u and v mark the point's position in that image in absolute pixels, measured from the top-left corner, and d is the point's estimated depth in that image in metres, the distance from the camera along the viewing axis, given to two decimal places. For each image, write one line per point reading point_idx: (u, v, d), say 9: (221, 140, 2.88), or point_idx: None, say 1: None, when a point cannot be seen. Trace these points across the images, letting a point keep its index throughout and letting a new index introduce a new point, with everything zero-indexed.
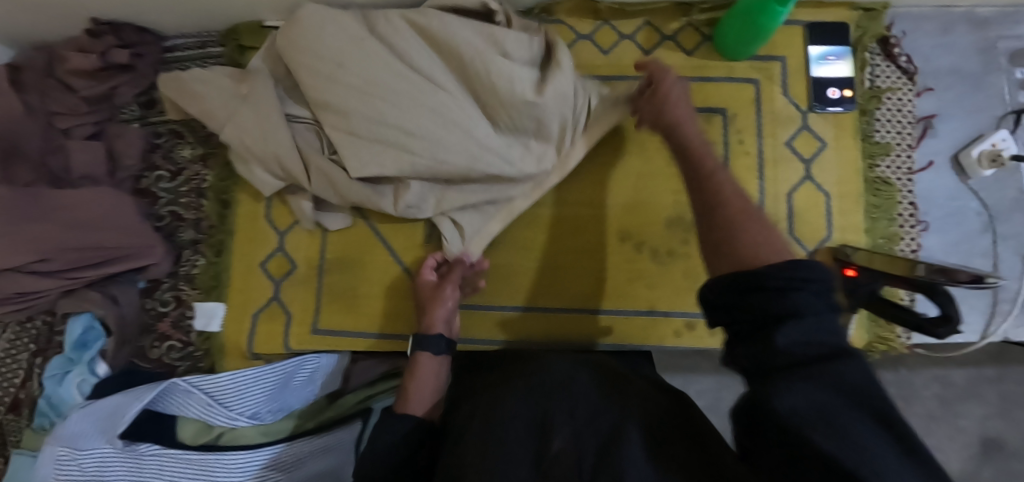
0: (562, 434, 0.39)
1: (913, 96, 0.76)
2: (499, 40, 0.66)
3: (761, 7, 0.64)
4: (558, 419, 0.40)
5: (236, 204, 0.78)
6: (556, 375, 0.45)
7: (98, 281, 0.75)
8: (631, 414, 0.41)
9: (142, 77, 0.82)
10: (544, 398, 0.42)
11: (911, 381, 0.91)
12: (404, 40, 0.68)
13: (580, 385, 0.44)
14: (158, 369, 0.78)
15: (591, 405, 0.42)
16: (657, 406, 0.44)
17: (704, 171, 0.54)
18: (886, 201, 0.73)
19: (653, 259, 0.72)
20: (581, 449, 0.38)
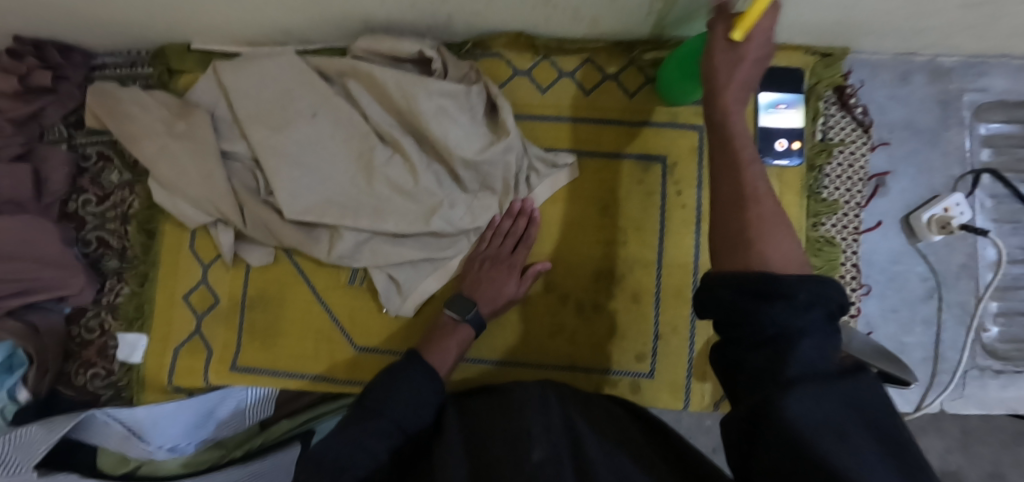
0: (541, 444, 0.41)
1: (866, 151, 0.71)
2: (441, 90, 0.66)
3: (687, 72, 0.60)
4: (534, 431, 0.43)
5: (161, 234, 0.76)
6: (520, 397, 0.50)
7: (18, 310, 0.74)
8: (592, 440, 0.45)
9: (66, 98, 0.79)
10: (517, 418, 0.46)
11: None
12: (355, 87, 0.69)
13: (550, 407, 0.48)
14: (82, 397, 0.77)
15: (562, 424, 0.46)
16: (611, 435, 0.47)
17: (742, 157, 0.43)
18: (828, 263, 0.69)
19: (579, 313, 0.70)
20: (561, 457, 0.40)
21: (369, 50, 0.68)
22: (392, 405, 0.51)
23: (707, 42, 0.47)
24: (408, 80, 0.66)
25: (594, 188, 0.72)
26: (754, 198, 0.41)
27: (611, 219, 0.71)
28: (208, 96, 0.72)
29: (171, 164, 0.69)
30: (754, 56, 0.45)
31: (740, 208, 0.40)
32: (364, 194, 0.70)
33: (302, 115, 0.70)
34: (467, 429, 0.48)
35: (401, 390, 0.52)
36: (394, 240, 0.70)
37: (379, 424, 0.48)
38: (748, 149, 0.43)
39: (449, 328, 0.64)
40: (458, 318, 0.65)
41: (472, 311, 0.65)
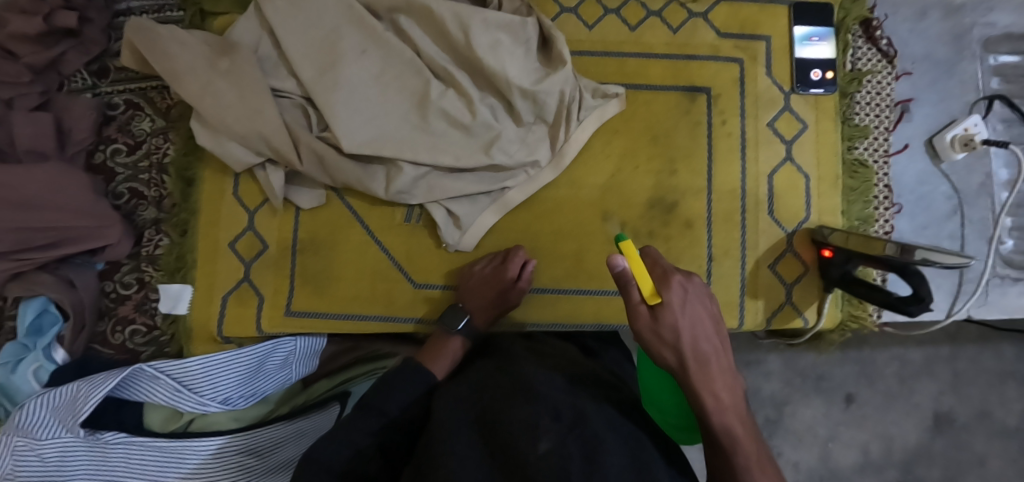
0: (549, 436, 0.38)
1: (891, 80, 0.76)
2: (496, 24, 0.67)
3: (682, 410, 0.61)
4: (544, 423, 0.40)
5: (200, 181, 0.73)
6: (534, 384, 0.47)
7: (49, 264, 0.71)
8: (601, 427, 0.42)
9: (89, 43, 0.76)
10: (524, 404, 0.43)
11: (874, 360, 0.94)
12: (406, 22, 0.69)
13: (563, 400, 0.45)
14: (121, 355, 0.74)
15: (572, 411, 0.43)
16: (615, 424, 0.45)
17: (712, 398, 0.46)
18: (863, 183, 0.74)
19: (634, 240, 0.72)
20: (566, 449, 0.37)
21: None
22: (385, 398, 0.52)
23: (624, 295, 0.48)
24: (466, 12, 0.66)
25: (642, 120, 0.74)
26: (737, 448, 0.44)
27: (660, 149, 0.73)
28: (249, 35, 0.70)
29: (216, 99, 0.67)
30: (678, 304, 0.47)
31: (727, 453, 0.45)
32: (418, 130, 0.69)
33: (350, 50, 0.69)
34: (472, 414, 0.45)
35: (398, 386, 0.53)
36: (452, 174, 0.70)
37: (371, 420, 0.50)
38: (717, 362, 0.47)
39: (443, 337, 0.66)
40: (451, 329, 0.66)
41: (465, 320, 0.67)
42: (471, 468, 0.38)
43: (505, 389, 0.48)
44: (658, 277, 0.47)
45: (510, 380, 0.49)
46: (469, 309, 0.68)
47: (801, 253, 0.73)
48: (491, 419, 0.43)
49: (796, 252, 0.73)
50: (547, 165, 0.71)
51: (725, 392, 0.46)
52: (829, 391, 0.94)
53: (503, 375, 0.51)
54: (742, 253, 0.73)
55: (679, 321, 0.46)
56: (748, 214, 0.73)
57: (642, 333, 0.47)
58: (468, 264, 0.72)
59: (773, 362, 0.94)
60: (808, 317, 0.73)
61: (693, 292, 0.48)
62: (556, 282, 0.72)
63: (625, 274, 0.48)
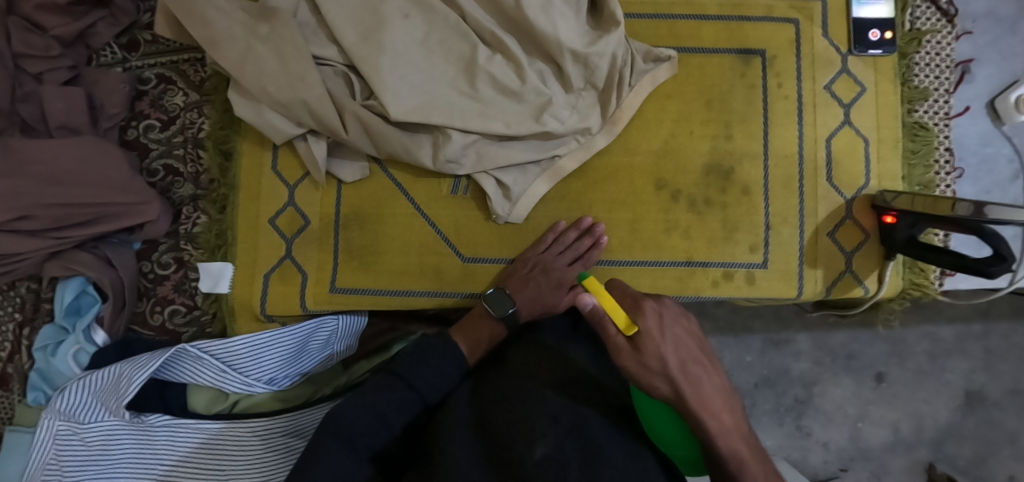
0: (545, 441, 0.42)
1: (952, 39, 0.73)
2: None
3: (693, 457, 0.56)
4: (541, 426, 0.44)
5: (239, 154, 0.71)
6: (533, 389, 0.50)
7: (88, 242, 0.69)
8: (598, 432, 0.46)
9: (120, 13, 0.73)
10: (525, 408, 0.47)
11: (904, 338, 0.91)
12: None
13: (557, 401, 0.48)
14: (161, 337, 0.72)
15: (570, 414, 0.46)
16: (611, 428, 0.47)
17: (715, 419, 0.43)
18: (924, 146, 0.72)
19: (689, 208, 0.70)
20: (563, 456, 0.41)
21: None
22: (417, 371, 0.51)
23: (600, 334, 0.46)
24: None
25: (692, 85, 0.71)
26: (742, 465, 0.42)
27: (714, 114, 0.71)
28: (287, 1, 0.67)
29: (259, 67, 0.64)
30: (657, 330, 0.44)
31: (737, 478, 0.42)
32: (465, 97, 0.67)
33: (395, 14, 0.66)
34: (470, 419, 0.47)
35: (427, 363, 0.52)
36: (502, 142, 0.67)
37: (399, 392, 0.50)
38: (712, 381, 0.45)
39: (483, 321, 0.63)
40: (496, 315, 0.62)
41: (512, 309, 0.62)
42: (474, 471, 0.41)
43: (500, 398, 0.49)
44: (630, 306, 0.45)
45: (510, 382, 0.52)
46: (516, 295, 0.64)
47: (861, 220, 0.71)
48: (490, 425, 0.46)
49: (856, 219, 0.71)
50: (599, 131, 0.69)
51: (724, 413, 0.44)
52: (858, 370, 0.92)
53: (502, 374, 0.54)
54: (800, 220, 0.70)
55: (661, 349, 0.43)
56: (805, 181, 0.70)
57: (628, 368, 0.44)
58: (522, 255, 0.69)
59: (802, 341, 0.92)
60: (868, 285, 0.71)
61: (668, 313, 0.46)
62: (616, 256, 0.70)
63: (594, 310, 0.46)
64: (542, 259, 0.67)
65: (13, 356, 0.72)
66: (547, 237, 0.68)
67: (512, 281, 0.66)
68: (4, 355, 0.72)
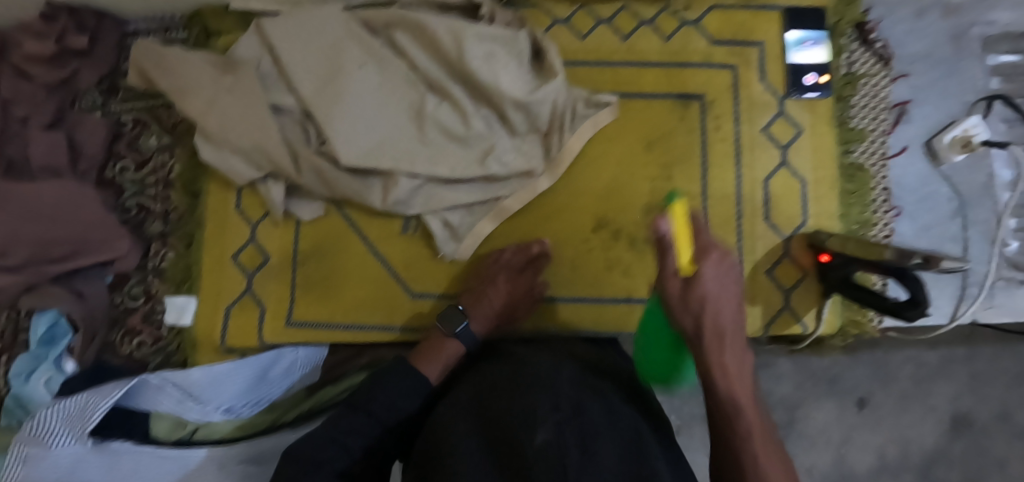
0: (547, 426, 0.33)
1: (888, 82, 0.76)
2: (488, 37, 0.68)
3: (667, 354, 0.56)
4: (540, 411, 0.35)
5: (205, 194, 0.76)
6: (531, 373, 0.42)
7: (62, 276, 0.73)
8: (602, 421, 0.37)
9: (100, 63, 0.79)
10: (522, 392, 0.38)
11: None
12: (400, 35, 0.71)
13: (562, 381, 0.40)
14: (129, 365, 0.76)
15: (572, 400, 0.37)
16: (619, 420, 0.39)
17: (723, 369, 0.42)
18: (861, 187, 0.74)
19: (630, 246, 0.73)
20: (564, 440, 0.32)
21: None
22: (383, 391, 0.49)
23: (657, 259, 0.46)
24: (460, 27, 0.67)
25: (635, 126, 0.74)
26: (741, 422, 0.40)
27: (656, 155, 0.74)
28: (251, 52, 0.72)
29: (221, 116, 0.69)
30: (713, 276, 0.43)
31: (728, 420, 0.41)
32: (414, 141, 0.70)
33: (351, 64, 0.70)
34: (467, 415, 0.40)
35: (388, 387, 0.50)
36: (449, 184, 0.71)
37: (359, 420, 0.48)
38: (734, 337, 0.43)
39: (438, 341, 0.60)
40: (448, 333, 0.60)
41: (463, 323, 0.60)
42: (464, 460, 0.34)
43: (487, 388, 0.42)
44: (699, 246, 0.44)
45: (509, 369, 0.44)
46: (471, 314, 0.63)
47: (800, 258, 0.73)
48: (485, 412, 0.39)
49: (793, 256, 0.73)
50: (543, 173, 0.72)
51: (736, 367, 0.42)
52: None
53: (501, 364, 0.47)
54: (739, 258, 0.73)
55: (708, 291, 0.42)
56: (744, 221, 0.73)
57: (668, 299, 0.45)
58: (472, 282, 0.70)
59: None
60: (806, 323, 0.72)
61: (722, 267, 0.44)
62: (562, 293, 0.73)
63: (665, 237, 0.44)
64: (495, 274, 0.67)
65: None
66: (495, 258, 0.70)
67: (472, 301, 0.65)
68: None
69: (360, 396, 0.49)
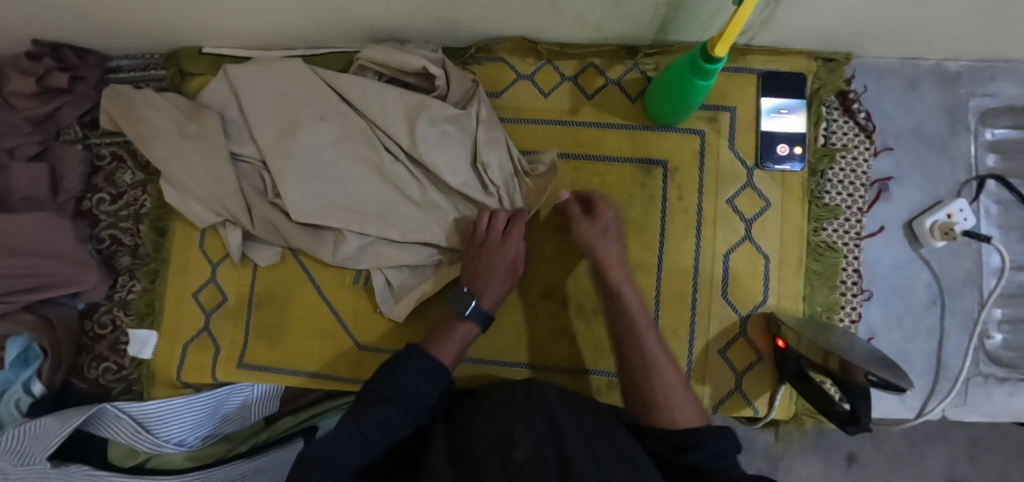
0: (525, 444, 0.42)
1: (869, 156, 0.71)
2: (439, 112, 0.69)
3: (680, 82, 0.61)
4: (519, 432, 0.43)
5: (173, 232, 0.78)
6: (513, 393, 0.50)
7: (35, 304, 0.77)
8: (575, 433, 0.45)
9: (82, 98, 0.82)
10: (507, 411, 0.46)
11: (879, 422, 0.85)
12: (354, 89, 0.71)
13: (537, 404, 0.48)
14: (95, 390, 0.80)
15: (547, 418, 0.46)
16: (587, 427, 0.47)
17: (631, 332, 0.60)
18: (829, 268, 0.70)
19: (579, 314, 0.72)
20: (542, 455, 0.41)
21: (375, 60, 0.70)
22: (395, 383, 0.51)
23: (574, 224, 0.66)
24: (415, 104, 0.70)
25: (593, 189, 0.72)
26: (655, 366, 0.58)
27: None
28: (219, 98, 0.74)
29: (181, 162, 0.71)
30: (605, 230, 0.65)
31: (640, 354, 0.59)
32: (368, 197, 0.71)
33: (309, 119, 0.71)
34: (455, 436, 0.47)
35: (403, 376, 0.51)
36: (398, 243, 0.72)
37: (380, 408, 0.48)
38: (640, 314, 0.61)
39: (450, 325, 0.61)
40: (459, 314, 0.62)
41: (472, 304, 0.62)
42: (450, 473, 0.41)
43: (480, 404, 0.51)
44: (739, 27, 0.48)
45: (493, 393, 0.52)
46: (477, 291, 0.63)
47: (755, 340, 0.70)
48: (475, 432, 0.46)
49: (749, 338, 0.70)
50: None
51: (659, 348, 0.59)
52: (827, 447, 0.84)
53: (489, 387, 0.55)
54: (690, 335, 0.70)
55: (592, 236, 0.64)
56: (699, 294, 0.70)
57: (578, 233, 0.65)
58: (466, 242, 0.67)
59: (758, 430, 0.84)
60: (758, 407, 0.69)
61: (608, 241, 0.64)
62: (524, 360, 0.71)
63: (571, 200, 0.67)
64: (485, 235, 0.66)
65: None
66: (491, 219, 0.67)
67: (472, 268, 0.65)
68: None
69: (373, 392, 0.50)
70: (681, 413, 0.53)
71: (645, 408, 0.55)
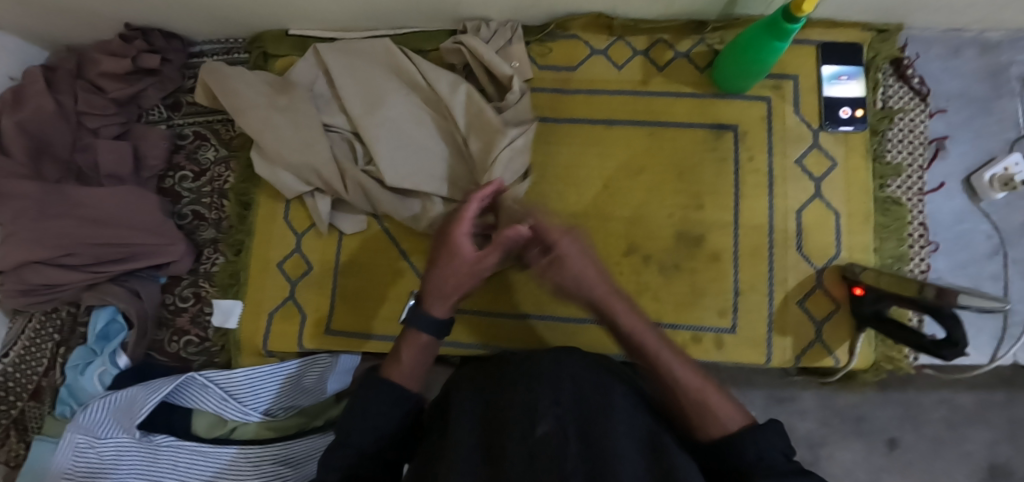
0: (548, 419, 0.38)
1: (925, 117, 0.76)
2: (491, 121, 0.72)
3: (753, 47, 0.66)
4: (542, 406, 0.39)
5: (256, 205, 0.80)
6: (537, 369, 0.44)
7: (119, 276, 0.78)
8: (606, 404, 0.41)
9: (167, 81, 0.85)
10: (533, 384, 0.42)
11: (919, 401, 0.79)
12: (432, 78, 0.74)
13: (568, 378, 0.43)
14: (174, 364, 0.81)
15: (576, 393, 0.42)
16: (632, 412, 0.42)
17: (639, 342, 0.50)
18: (896, 221, 0.74)
19: (660, 271, 0.74)
20: (565, 431, 0.37)
21: (473, 49, 0.73)
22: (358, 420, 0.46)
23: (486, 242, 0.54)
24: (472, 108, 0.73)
25: (666, 153, 0.76)
26: (676, 377, 0.46)
27: (687, 185, 0.75)
28: (307, 75, 0.78)
29: (274, 132, 0.73)
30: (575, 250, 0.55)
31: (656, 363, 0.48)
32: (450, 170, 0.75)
33: (394, 92, 0.76)
34: (479, 419, 0.43)
35: (366, 410, 0.46)
36: None
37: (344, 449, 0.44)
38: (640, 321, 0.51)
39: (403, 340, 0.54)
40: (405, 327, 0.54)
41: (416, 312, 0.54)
42: (466, 461, 0.38)
43: (499, 379, 0.46)
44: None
45: (523, 365, 0.46)
46: (425, 297, 0.55)
47: (832, 290, 0.73)
48: (498, 414, 0.41)
49: (826, 289, 0.73)
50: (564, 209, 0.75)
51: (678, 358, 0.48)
52: (868, 432, 0.80)
53: (519, 360, 0.49)
54: (770, 288, 0.73)
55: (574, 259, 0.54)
56: (776, 250, 0.73)
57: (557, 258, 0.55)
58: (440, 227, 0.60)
59: (808, 400, 0.81)
60: (839, 356, 0.72)
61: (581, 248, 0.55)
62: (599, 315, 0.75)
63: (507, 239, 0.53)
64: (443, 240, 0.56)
65: (49, 372, 0.83)
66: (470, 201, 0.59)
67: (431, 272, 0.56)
68: (39, 371, 0.83)
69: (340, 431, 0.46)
70: (721, 420, 0.42)
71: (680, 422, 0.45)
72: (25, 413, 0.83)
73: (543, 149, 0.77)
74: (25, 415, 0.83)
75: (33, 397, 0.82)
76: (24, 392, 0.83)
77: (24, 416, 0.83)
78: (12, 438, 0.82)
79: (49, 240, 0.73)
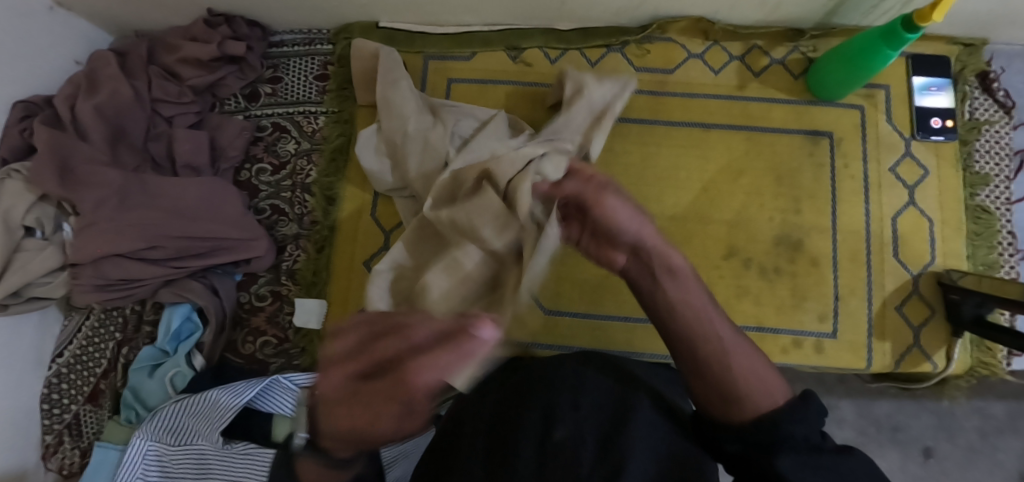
0: (564, 425, 0.43)
1: (1010, 129, 0.78)
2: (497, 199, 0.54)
3: (867, 52, 0.66)
4: (561, 412, 0.44)
5: (343, 200, 0.78)
6: (549, 373, 0.49)
7: (198, 271, 0.74)
8: (617, 408, 0.45)
9: (247, 69, 0.81)
10: (550, 395, 0.46)
11: (952, 412, 0.79)
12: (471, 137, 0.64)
13: (580, 386, 0.47)
14: (250, 365, 0.76)
15: (592, 400, 0.46)
16: (651, 419, 0.44)
17: (671, 306, 0.39)
18: (987, 229, 0.75)
19: (761, 275, 0.73)
20: (582, 438, 0.42)
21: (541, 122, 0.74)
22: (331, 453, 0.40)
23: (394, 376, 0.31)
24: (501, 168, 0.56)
25: (762, 160, 0.76)
26: (721, 344, 0.37)
27: (787, 189, 0.75)
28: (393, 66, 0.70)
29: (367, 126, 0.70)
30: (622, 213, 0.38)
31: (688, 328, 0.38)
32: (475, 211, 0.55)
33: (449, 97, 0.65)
34: (488, 419, 0.47)
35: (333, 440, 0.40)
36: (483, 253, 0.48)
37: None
38: (688, 283, 0.39)
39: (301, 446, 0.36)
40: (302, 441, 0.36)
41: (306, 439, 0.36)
42: (477, 461, 0.43)
43: (519, 386, 0.49)
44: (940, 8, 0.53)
45: (536, 370, 0.50)
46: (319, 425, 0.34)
47: (928, 296, 0.74)
48: (512, 417, 0.45)
49: (921, 294, 0.74)
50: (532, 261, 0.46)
51: (724, 323, 0.38)
52: (904, 443, 0.79)
53: (537, 362, 0.53)
54: (869, 293, 0.73)
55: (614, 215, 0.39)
56: (873, 255, 0.74)
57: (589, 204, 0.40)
58: (361, 336, 0.33)
59: (844, 408, 0.79)
60: (937, 362, 0.73)
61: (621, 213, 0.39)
62: None
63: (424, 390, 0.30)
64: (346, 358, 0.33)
65: (108, 374, 0.78)
66: (428, 336, 0.32)
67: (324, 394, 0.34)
68: (98, 372, 0.78)
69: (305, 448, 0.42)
70: (770, 383, 0.36)
71: (719, 394, 0.36)
72: (78, 419, 0.78)
73: (642, 151, 0.77)
74: (79, 421, 0.77)
75: (90, 401, 0.77)
76: (81, 395, 0.78)
77: (78, 421, 0.77)
78: (66, 444, 0.77)
79: (130, 231, 0.68)
